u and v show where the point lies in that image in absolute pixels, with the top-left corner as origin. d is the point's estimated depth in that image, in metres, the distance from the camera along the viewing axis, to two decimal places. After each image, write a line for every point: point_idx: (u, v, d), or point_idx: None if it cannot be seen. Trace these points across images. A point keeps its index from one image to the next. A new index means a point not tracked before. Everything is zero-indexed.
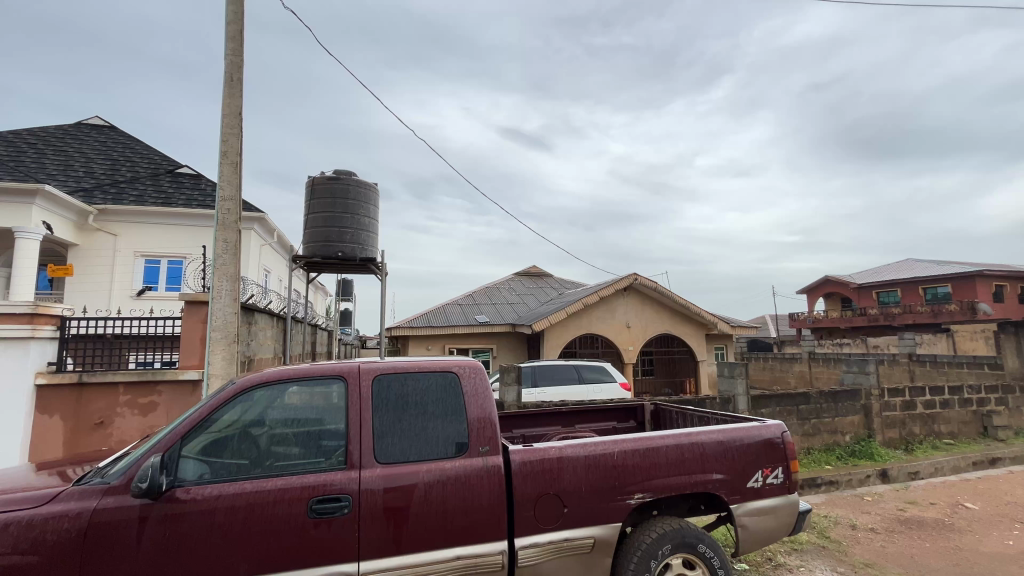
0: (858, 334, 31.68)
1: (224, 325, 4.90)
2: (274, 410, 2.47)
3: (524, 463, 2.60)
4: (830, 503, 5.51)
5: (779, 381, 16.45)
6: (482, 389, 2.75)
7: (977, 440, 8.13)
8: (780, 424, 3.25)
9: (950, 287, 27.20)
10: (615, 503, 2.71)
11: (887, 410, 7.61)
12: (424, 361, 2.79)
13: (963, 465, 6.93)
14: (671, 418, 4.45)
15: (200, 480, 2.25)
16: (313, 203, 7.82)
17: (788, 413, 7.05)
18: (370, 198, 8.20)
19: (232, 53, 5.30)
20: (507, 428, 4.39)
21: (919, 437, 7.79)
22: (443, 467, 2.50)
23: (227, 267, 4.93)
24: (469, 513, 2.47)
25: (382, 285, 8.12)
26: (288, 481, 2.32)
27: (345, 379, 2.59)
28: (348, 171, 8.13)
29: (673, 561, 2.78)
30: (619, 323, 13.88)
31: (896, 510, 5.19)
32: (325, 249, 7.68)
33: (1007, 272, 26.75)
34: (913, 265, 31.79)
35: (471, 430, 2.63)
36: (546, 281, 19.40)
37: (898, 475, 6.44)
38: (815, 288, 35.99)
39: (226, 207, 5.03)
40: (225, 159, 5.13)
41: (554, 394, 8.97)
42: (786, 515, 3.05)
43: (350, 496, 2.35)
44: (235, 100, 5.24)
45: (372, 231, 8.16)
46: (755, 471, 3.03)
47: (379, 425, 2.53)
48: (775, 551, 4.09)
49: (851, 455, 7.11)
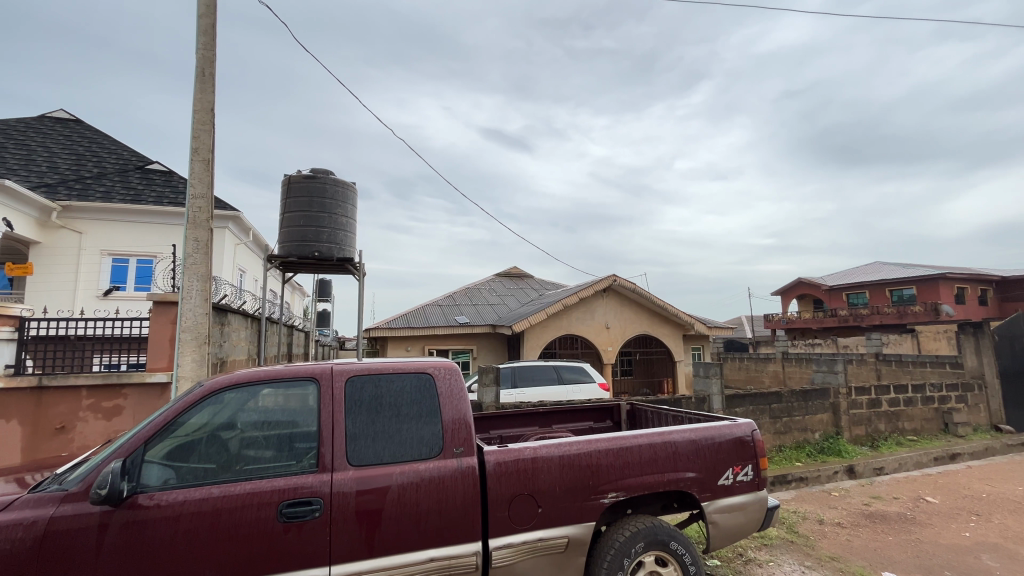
0: (829, 335, 32.65)
1: (194, 326, 4.77)
2: (244, 413, 2.43)
3: (498, 464, 2.60)
4: (799, 499, 5.67)
5: (754, 380, 16.83)
6: (457, 389, 2.75)
7: (939, 436, 8.47)
8: (750, 422, 3.33)
9: (915, 289, 28.28)
10: (588, 502, 2.73)
11: (854, 408, 7.88)
12: (400, 362, 2.78)
13: (925, 461, 7.21)
14: (647, 418, 4.51)
15: (164, 486, 2.19)
16: (290, 202, 7.69)
17: (760, 412, 7.22)
18: (348, 197, 8.09)
19: (203, 47, 5.17)
20: (484, 429, 4.39)
21: (884, 434, 8.08)
22: (417, 468, 2.49)
23: (197, 266, 4.81)
24: (443, 514, 2.47)
25: (359, 285, 8.02)
26: (258, 485, 2.28)
27: (317, 380, 2.56)
28: (326, 170, 8.01)
29: (646, 559, 2.82)
30: (598, 324, 14.00)
31: (860, 505, 5.37)
32: (302, 248, 7.55)
33: (968, 274, 27.92)
34: (880, 267, 32.95)
35: (446, 432, 2.62)
36: (527, 282, 19.45)
37: (864, 471, 6.67)
38: (789, 290, 36.95)
39: (196, 205, 4.90)
40: (196, 156, 5.00)
41: (533, 395, 8.99)
42: (754, 511, 3.13)
43: (321, 499, 2.31)
44: (207, 96, 5.12)
45: (350, 230, 8.06)
46: (726, 469, 3.10)
47: (352, 427, 2.51)
48: (745, 546, 4.18)
49: (820, 452, 7.33)
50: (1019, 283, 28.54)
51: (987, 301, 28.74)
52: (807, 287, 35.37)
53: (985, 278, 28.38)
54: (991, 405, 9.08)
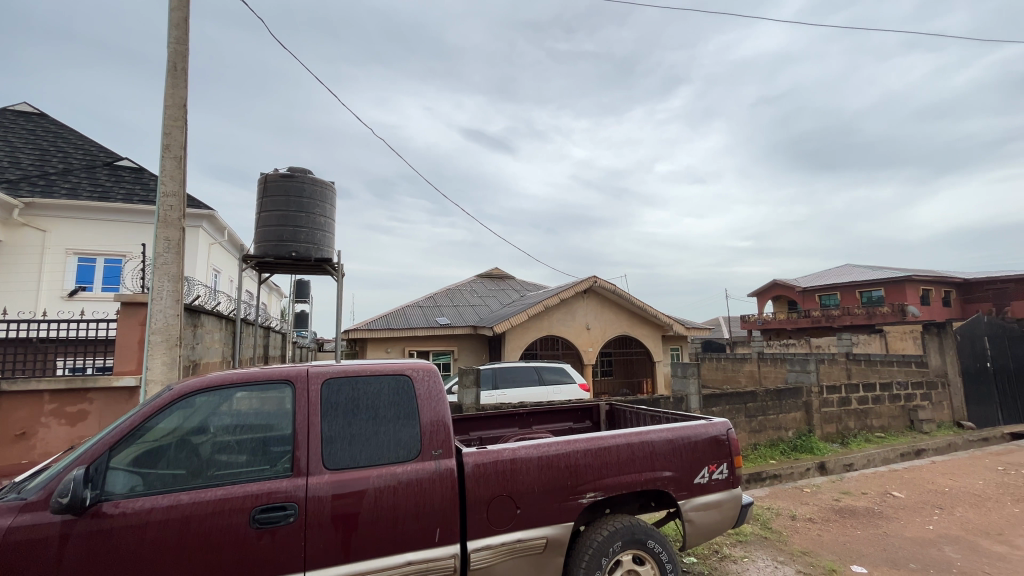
0: (803, 335, 33.53)
1: (165, 327, 4.63)
2: (217, 417, 2.37)
3: (477, 466, 2.59)
4: (773, 496, 5.79)
5: (730, 380, 17.19)
6: (436, 392, 2.74)
7: (905, 433, 8.78)
8: (725, 421, 3.39)
9: (883, 291, 29.30)
10: (567, 502, 2.75)
11: (826, 406, 8.11)
12: (377, 363, 2.75)
13: (892, 457, 7.46)
14: (625, 418, 4.57)
15: (130, 493, 2.12)
16: (266, 201, 7.54)
17: (736, 411, 7.37)
18: (327, 196, 7.97)
19: (175, 41, 5.03)
20: (464, 431, 4.37)
21: (853, 431, 8.34)
22: (395, 471, 2.46)
23: (168, 266, 4.66)
24: (421, 517, 2.45)
25: (338, 286, 7.90)
26: (230, 491, 2.22)
27: (293, 383, 2.51)
28: (304, 168, 7.87)
29: (623, 558, 2.85)
30: (579, 325, 14.09)
31: (831, 500, 5.53)
32: (278, 248, 7.41)
33: (933, 277, 29.04)
34: (851, 270, 34.01)
35: (424, 434, 2.60)
36: (508, 283, 19.46)
37: (834, 467, 6.87)
38: (764, 292, 37.80)
39: (168, 204, 4.76)
40: (167, 152, 4.85)
41: (514, 396, 8.99)
42: (729, 508, 3.19)
43: (296, 504, 2.27)
44: (179, 91, 4.98)
45: (328, 230, 7.94)
46: (701, 468, 3.15)
47: (328, 430, 2.47)
48: (721, 543, 4.26)
49: (793, 449, 7.52)
50: (979, 285, 29.81)
51: (950, 302, 29.97)
52: (781, 288, 36.21)
53: (948, 281, 29.57)
54: (954, 402, 9.45)
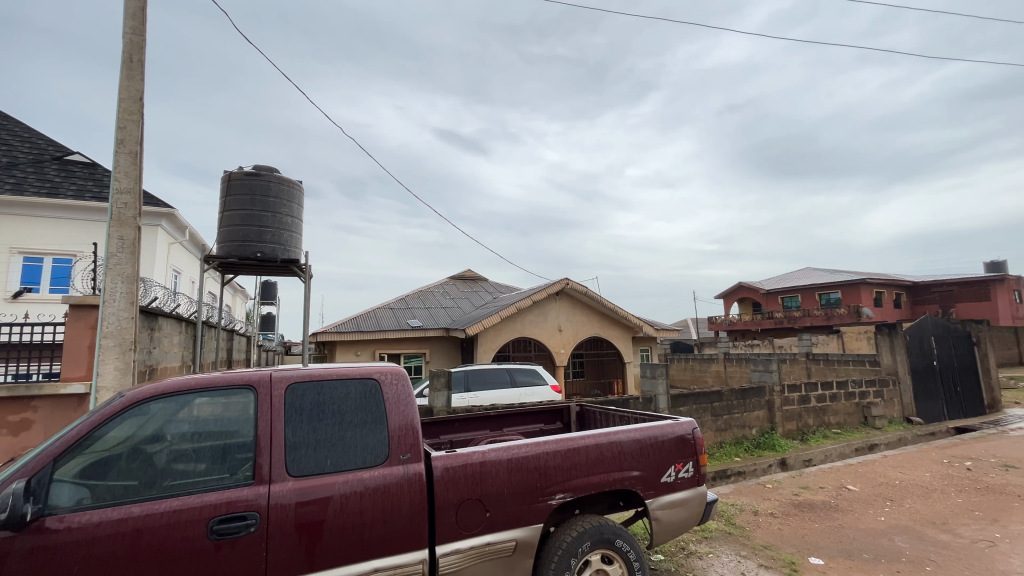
0: (767, 335, 34.71)
1: (118, 331, 4.41)
2: (174, 424, 2.27)
3: (446, 470, 2.58)
4: (738, 492, 5.97)
5: (698, 380, 17.62)
6: (404, 396, 2.70)
7: (860, 429, 9.20)
8: (691, 421, 3.47)
9: (841, 294, 30.67)
10: (536, 504, 2.76)
11: (787, 404, 8.43)
12: (345, 367, 2.69)
13: (847, 452, 7.80)
14: (595, 419, 4.62)
15: (77, 506, 2.01)
16: (230, 199, 7.29)
17: (702, 410, 7.56)
18: (294, 195, 7.77)
19: (131, 31, 4.82)
20: (434, 435, 4.34)
21: (812, 428, 8.69)
22: (362, 477, 2.42)
23: (122, 267, 4.45)
24: (388, 522, 2.41)
25: (306, 288, 7.70)
26: (186, 502, 2.13)
27: (255, 388, 2.44)
28: (270, 167, 7.65)
29: (592, 558, 2.88)
30: (551, 327, 14.18)
31: (791, 495, 5.74)
32: (243, 248, 7.17)
33: (885, 280, 30.58)
34: (811, 273, 35.41)
35: (392, 438, 2.56)
36: (481, 285, 19.40)
37: (795, 463, 7.13)
38: (730, 294, 38.95)
39: (122, 201, 4.55)
40: (121, 148, 4.64)
41: (486, 398, 8.97)
42: (695, 506, 3.26)
43: (257, 513, 2.20)
44: (134, 84, 4.77)
45: (295, 231, 7.73)
46: (668, 467, 3.22)
47: (292, 436, 2.40)
48: (687, 540, 4.35)
49: (757, 447, 7.76)
50: (928, 288, 31.51)
51: (901, 303, 31.59)
52: (746, 290, 37.32)
53: (899, 283, 31.15)
54: (904, 399, 9.96)
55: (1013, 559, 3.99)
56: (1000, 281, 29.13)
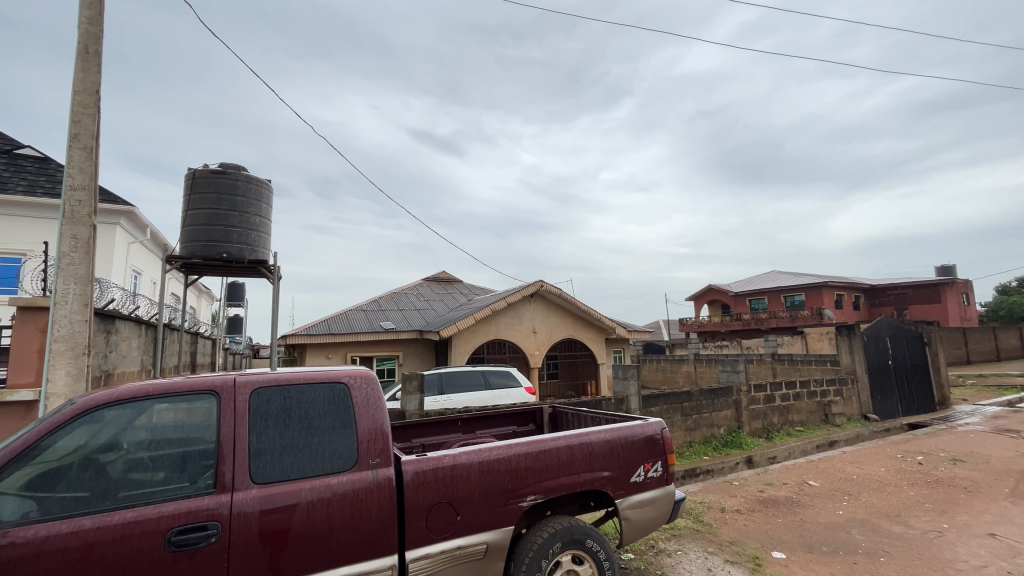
0: (735, 337, 35.71)
1: (70, 335, 4.19)
2: (130, 433, 2.18)
3: (416, 474, 2.55)
4: (705, 490, 6.12)
5: (669, 380, 17.98)
6: (374, 399, 2.67)
7: (821, 426, 9.56)
8: (660, 421, 3.54)
9: (804, 296, 31.84)
10: (507, 506, 2.76)
11: (753, 403, 8.69)
12: (312, 371, 2.64)
13: (810, 449, 8.10)
14: (568, 420, 4.66)
15: (22, 520, 1.90)
16: (194, 198, 7.04)
17: (672, 410, 7.73)
18: (263, 195, 7.58)
19: (87, 21, 4.60)
20: (406, 438, 4.32)
21: (777, 426, 8.99)
22: (329, 483, 2.38)
23: (75, 267, 4.24)
24: (356, 529, 2.37)
25: (274, 289, 7.50)
26: (141, 513, 2.05)
27: (218, 394, 2.36)
28: (237, 165, 7.43)
29: (563, 559, 2.90)
30: (526, 328, 14.23)
31: (756, 492, 5.92)
32: (208, 249, 6.94)
33: (845, 283, 31.94)
34: (776, 276, 36.63)
35: (361, 443, 2.53)
36: (455, 287, 19.31)
37: (760, 460, 7.37)
38: (700, 296, 39.91)
39: (75, 198, 4.34)
40: (75, 142, 4.42)
41: (460, 401, 8.92)
42: (663, 504, 3.33)
43: (219, 522, 2.13)
44: (90, 76, 4.56)
45: (264, 231, 7.52)
46: (637, 467, 3.27)
47: (257, 442, 2.34)
48: (657, 538, 4.44)
49: (724, 445, 7.97)
50: (884, 291, 33.06)
51: (860, 305, 33.02)
52: (715, 293, 38.29)
53: (858, 286, 32.57)
54: (862, 397, 10.41)
55: (959, 548, 4.22)
56: (949, 284, 30.85)
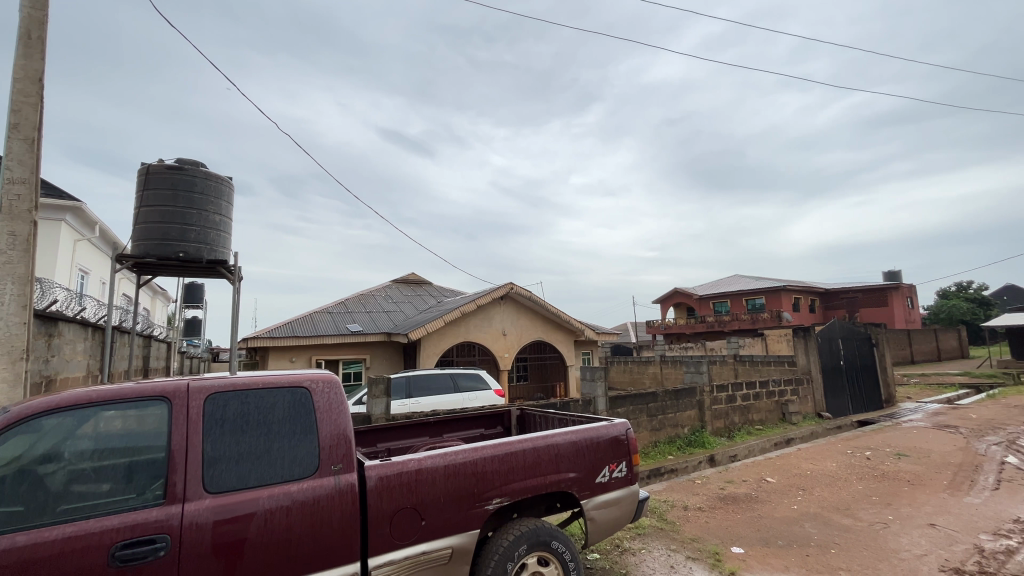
0: (699, 338, 36.74)
1: (7, 339, 3.91)
2: (72, 442, 2.05)
3: (381, 479, 2.51)
4: (669, 489, 6.26)
5: (636, 381, 18.34)
6: (337, 403, 2.62)
7: (778, 425, 9.95)
8: (625, 421, 3.61)
9: (764, 299, 33.08)
10: (473, 510, 2.75)
11: (715, 403, 8.96)
12: (272, 375, 2.56)
13: (768, 446, 8.42)
14: (535, 422, 4.68)
15: None
16: (147, 194, 6.72)
17: (638, 411, 7.88)
18: (223, 192, 7.30)
19: (30, 4, 4.33)
20: (370, 443, 4.24)
21: (737, 425, 9.30)
22: (288, 490, 2.31)
23: (13, 266, 3.98)
24: (317, 538, 2.31)
25: (234, 290, 7.22)
26: (84, 528, 1.93)
27: (169, 400, 2.25)
28: (195, 161, 7.12)
29: (528, 560, 2.90)
30: (495, 330, 14.22)
31: (717, 489, 6.11)
32: (162, 247, 6.63)
33: (801, 286, 33.41)
34: (738, 280, 37.90)
35: (324, 448, 2.46)
36: (425, 289, 19.12)
37: (721, 459, 7.60)
38: (667, 299, 40.84)
39: (14, 192, 4.07)
40: (14, 133, 4.14)
41: (428, 404, 8.83)
42: (628, 504, 3.39)
43: (169, 535, 2.03)
44: (32, 62, 4.28)
45: (223, 230, 7.24)
46: (602, 467, 3.32)
47: (211, 450, 2.24)
48: (622, 537, 4.52)
49: (688, 444, 8.18)
50: (837, 294, 34.71)
51: (815, 309, 34.54)
52: (681, 295, 39.21)
53: (814, 290, 34.10)
54: (816, 396, 10.90)
55: (902, 538, 4.47)
56: (895, 289, 32.77)
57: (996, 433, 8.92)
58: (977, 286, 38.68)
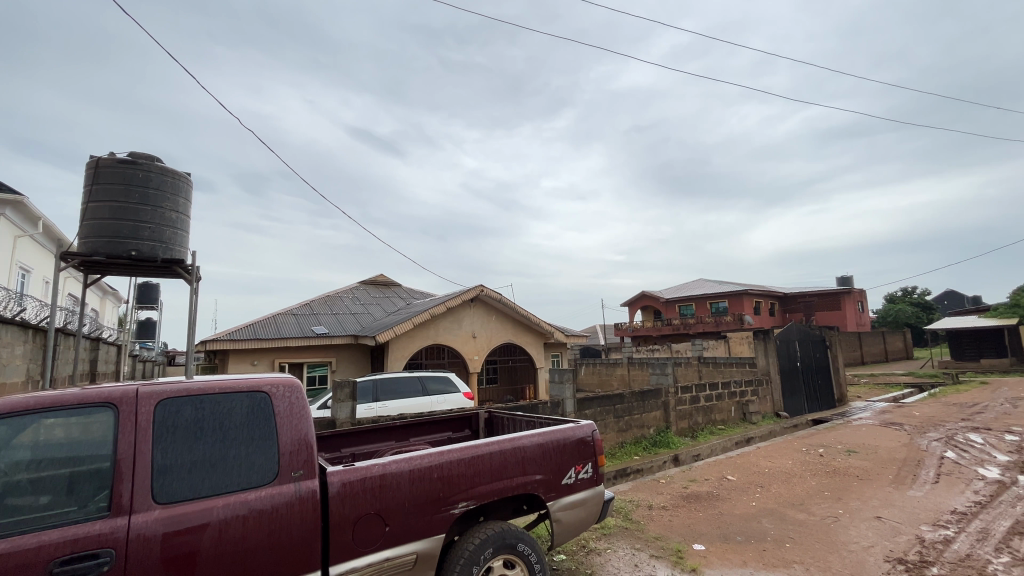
0: (665, 341, 37.60)
1: None
2: (7, 452, 1.92)
3: (344, 485, 2.45)
4: (634, 489, 6.37)
5: (604, 383, 18.61)
6: (299, 407, 2.55)
7: (739, 424, 10.28)
8: (591, 423, 3.65)
9: (727, 303, 34.18)
10: (438, 515, 2.72)
11: (679, 404, 9.19)
12: (229, 379, 2.47)
13: (729, 445, 8.70)
14: (503, 424, 4.67)
15: None
16: (96, 188, 6.37)
17: (605, 412, 8.00)
18: (180, 189, 6.99)
19: None
20: (334, 448, 4.13)
21: (701, 425, 9.56)
22: (245, 499, 2.23)
23: None
24: (274, 548, 2.23)
25: (192, 292, 6.90)
26: (18, 544, 1.81)
27: (117, 406, 2.15)
28: (150, 155, 6.80)
29: (494, 564, 2.89)
30: (465, 333, 14.16)
31: (680, 488, 6.27)
32: (112, 245, 6.29)
33: (762, 291, 34.71)
34: (703, 284, 39.04)
35: (284, 454, 2.39)
36: (393, 290, 18.85)
37: (685, 459, 7.80)
38: (635, 302, 41.59)
39: None
40: None
41: (395, 407, 8.69)
42: (593, 505, 3.43)
43: (114, 549, 1.93)
44: None
45: (180, 228, 6.92)
46: (569, 469, 3.35)
47: (162, 458, 2.15)
48: (588, 538, 4.56)
49: (653, 444, 8.35)
50: (795, 299, 36.22)
51: (775, 312, 35.94)
52: (648, 299, 39.98)
53: (774, 294, 35.48)
54: (774, 396, 11.33)
55: (851, 531, 4.69)
56: (848, 293, 34.52)
57: (937, 430, 9.50)
58: (920, 292, 41.18)
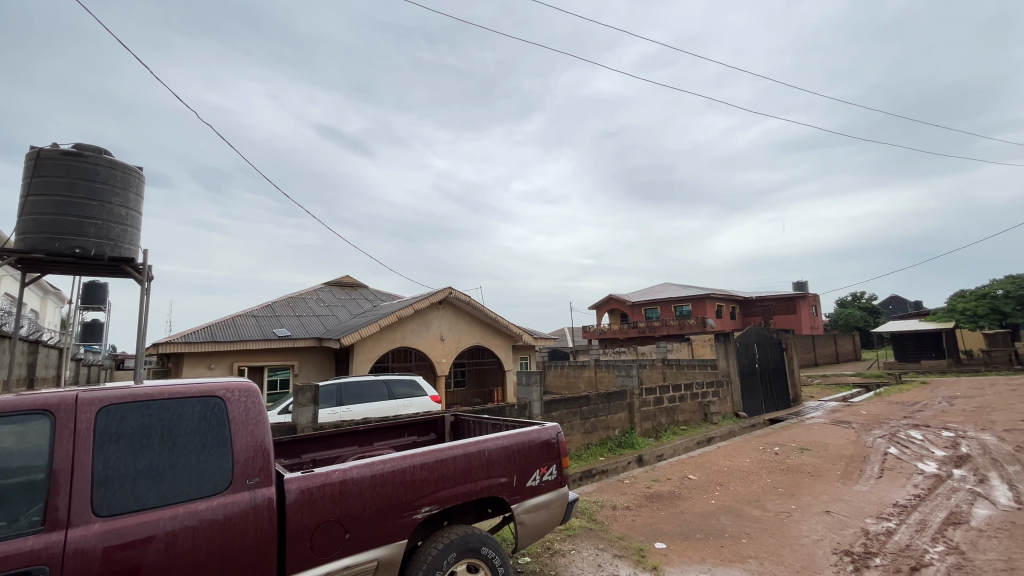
0: (631, 343, 38.31)
1: None
2: None
3: (302, 492, 2.38)
4: (599, 489, 6.47)
5: (571, 385, 18.80)
6: (255, 413, 2.46)
7: (701, 424, 10.58)
8: (556, 425, 3.68)
9: (691, 306, 35.16)
10: (401, 520, 2.68)
11: (644, 405, 9.39)
12: (179, 384, 2.35)
13: (691, 445, 8.93)
14: (468, 427, 4.66)
15: None
16: (37, 181, 5.99)
17: (572, 414, 8.08)
18: (130, 184, 6.65)
19: None
20: (294, 454, 4.01)
21: (664, 426, 9.79)
22: (195, 509, 2.13)
23: None
24: (226, 559, 2.14)
25: (143, 292, 6.56)
26: None
27: (55, 414, 2.01)
28: (98, 147, 6.44)
29: (457, 568, 2.87)
30: (433, 336, 14.02)
31: (643, 488, 6.40)
32: (54, 242, 5.91)
33: (724, 295, 35.88)
34: (668, 288, 40.00)
35: (237, 461, 2.30)
36: (360, 292, 18.48)
37: (649, 459, 7.96)
38: (602, 305, 42.19)
39: None
40: None
41: (359, 412, 8.51)
42: (557, 506, 3.46)
43: (49, 565, 1.81)
44: None
45: (131, 225, 6.58)
46: (534, 471, 3.37)
47: (105, 467, 2.04)
48: (553, 539, 4.59)
49: (618, 445, 8.48)
50: (754, 303, 37.63)
51: (735, 316, 37.22)
52: (615, 302, 40.63)
53: (735, 298, 36.75)
54: (734, 396, 11.72)
55: (802, 525, 4.91)
56: (803, 298, 36.13)
57: (881, 427, 10.06)
58: (868, 297, 43.55)
